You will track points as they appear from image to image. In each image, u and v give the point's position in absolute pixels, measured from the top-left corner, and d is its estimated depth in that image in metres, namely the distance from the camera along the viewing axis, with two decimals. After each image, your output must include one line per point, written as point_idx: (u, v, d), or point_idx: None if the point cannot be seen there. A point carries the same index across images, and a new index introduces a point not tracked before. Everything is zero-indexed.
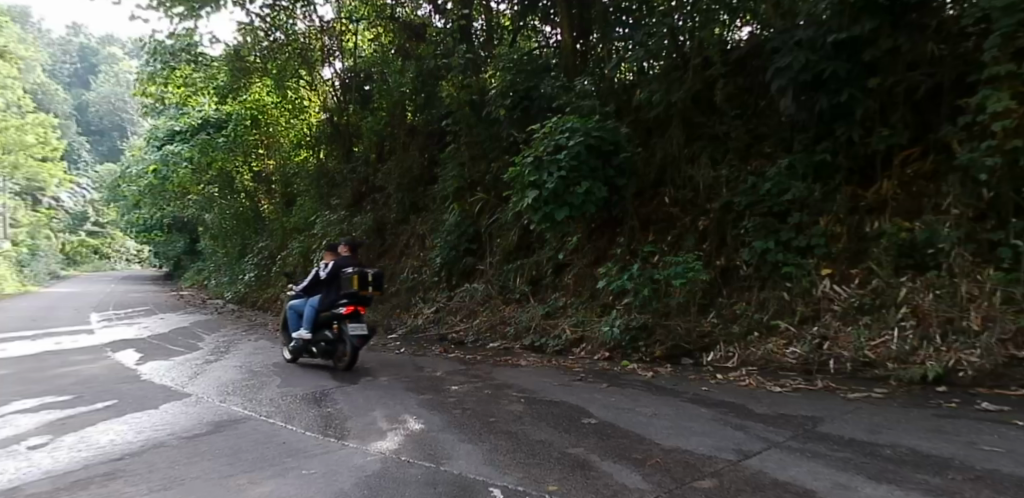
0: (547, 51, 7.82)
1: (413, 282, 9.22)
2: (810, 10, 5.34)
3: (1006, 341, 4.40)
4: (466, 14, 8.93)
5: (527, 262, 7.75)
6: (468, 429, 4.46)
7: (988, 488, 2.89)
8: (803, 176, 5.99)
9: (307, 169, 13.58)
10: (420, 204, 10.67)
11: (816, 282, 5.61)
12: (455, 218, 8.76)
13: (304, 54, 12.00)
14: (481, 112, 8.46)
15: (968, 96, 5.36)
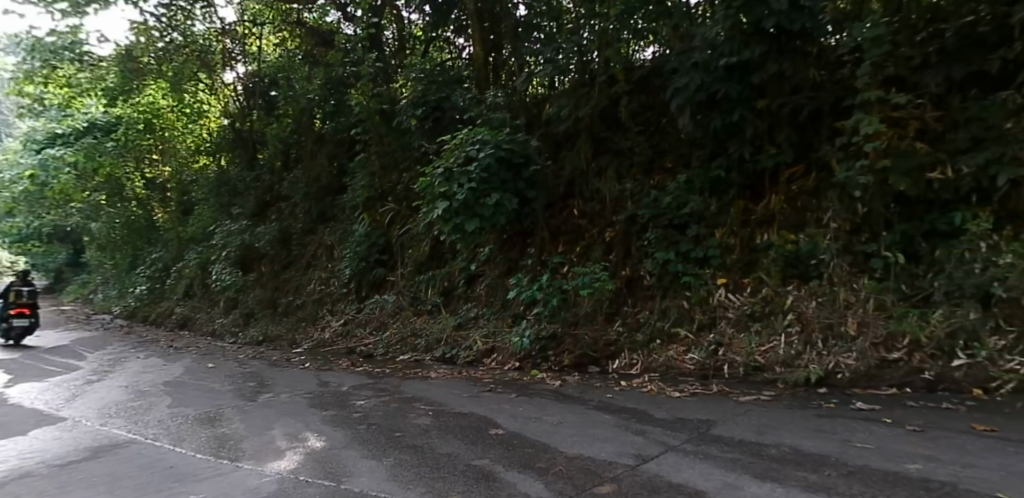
0: (459, 63, 7.96)
1: (320, 293, 8.98)
2: (706, 33, 5.63)
3: (877, 344, 4.85)
4: (376, 23, 8.77)
5: (439, 273, 7.72)
6: (373, 445, 4.37)
7: (861, 483, 3.13)
8: (700, 190, 6.30)
9: (207, 177, 12.99)
10: (328, 214, 10.33)
11: (712, 290, 5.91)
12: (365, 229, 8.61)
13: (203, 56, 11.67)
14: (392, 122, 8.45)
15: (844, 119, 5.81)
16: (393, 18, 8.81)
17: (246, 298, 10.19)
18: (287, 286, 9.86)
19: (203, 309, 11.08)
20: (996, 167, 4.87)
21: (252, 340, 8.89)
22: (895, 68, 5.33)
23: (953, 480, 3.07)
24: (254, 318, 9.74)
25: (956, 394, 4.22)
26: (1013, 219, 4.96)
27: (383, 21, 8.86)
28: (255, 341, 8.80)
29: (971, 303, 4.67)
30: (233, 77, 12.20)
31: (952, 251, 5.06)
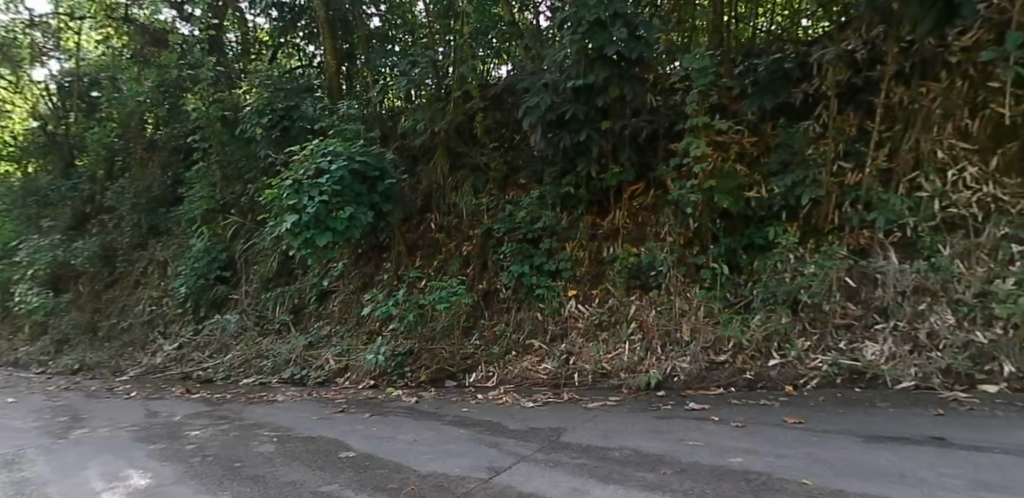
0: (308, 71, 7.64)
1: (151, 315, 8.43)
2: (555, 55, 5.91)
3: (707, 348, 5.35)
4: (216, 25, 8.48)
5: (289, 289, 7.39)
6: (208, 477, 4.01)
7: (692, 478, 3.36)
8: (552, 206, 6.55)
9: (10, 185, 11.41)
10: (162, 227, 9.64)
11: (564, 301, 6.14)
12: (204, 243, 8.08)
13: (7, 51, 10.48)
14: (234, 129, 7.83)
15: (676, 142, 6.32)
16: (236, 21, 8.52)
17: (58, 322, 9.24)
18: (109, 308, 9.18)
19: (4, 336, 9.89)
20: (798, 189, 5.58)
21: (66, 368, 7.90)
22: (719, 97, 5.94)
23: (769, 470, 3.40)
24: (69, 345, 8.82)
25: (772, 390, 4.80)
26: (814, 232, 5.71)
27: (225, 23, 8.58)
28: (70, 370, 7.82)
29: (782, 308, 5.37)
30: (45, 74, 11.07)
31: (767, 262, 5.70)
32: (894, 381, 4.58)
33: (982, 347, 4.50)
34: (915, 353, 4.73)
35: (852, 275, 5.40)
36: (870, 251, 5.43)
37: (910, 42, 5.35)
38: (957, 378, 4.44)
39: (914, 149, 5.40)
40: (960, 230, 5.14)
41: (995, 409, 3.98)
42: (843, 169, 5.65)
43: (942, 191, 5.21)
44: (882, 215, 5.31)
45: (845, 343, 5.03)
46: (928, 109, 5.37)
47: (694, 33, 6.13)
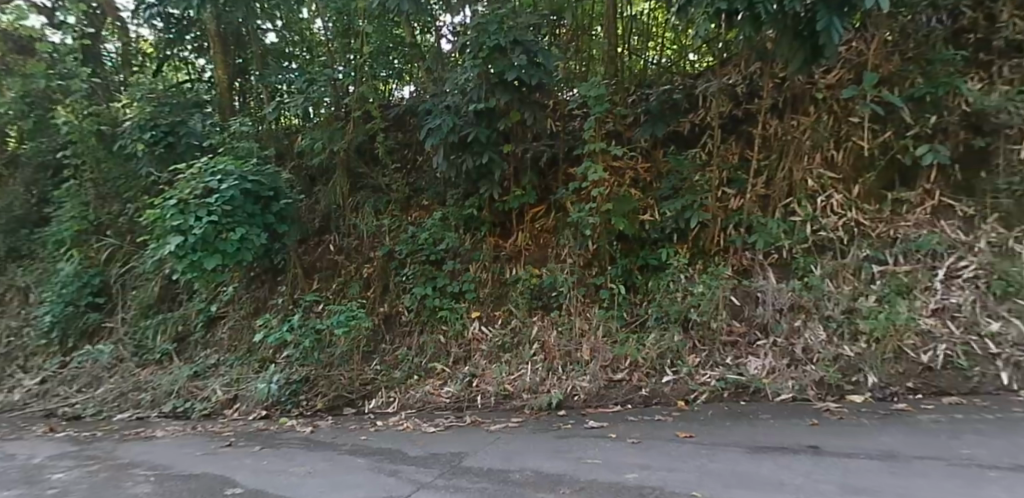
0: (197, 85, 7.20)
1: (8, 347, 7.62)
2: (457, 77, 5.89)
3: (606, 366, 5.47)
4: (92, 33, 8.12)
5: (172, 316, 6.93)
6: None
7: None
8: (455, 227, 6.54)
9: None
10: (24, 249, 8.83)
11: (468, 323, 6.10)
12: (72, 267, 7.44)
13: None
14: (112, 145, 7.28)
15: (575, 166, 6.54)
16: (116, 31, 8.21)
17: None
18: None
19: None
20: (688, 212, 5.87)
21: None
22: (614, 124, 6.18)
23: (662, 484, 3.50)
24: None
25: (665, 406, 5.00)
26: (702, 253, 6.03)
27: (103, 32, 8.28)
28: None
29: (674, 326, 5.61)
30: None
31: (661, 281, 5.94)
32: (774, 393, 4.90)
33: (849, 360, 4.94)
34: (792, 367, 5.08)
35: (736, 293, 5.74)
36: (752, 272, 5.79)
37: (783, 79, 5.92)
38: (828, 389, 4.84)
39: (788, 177, 5.81)
40: (830, 251, 5.59)
41: (861, 418, 4.40)
42: (726, 194, 6.01)
43: (813, 216, 5.66)
44: (761, 238, 5.68)
45: (731, 359, 5.32)
46: (799, 141, 5.79)
47: (591, 62, 6.39)
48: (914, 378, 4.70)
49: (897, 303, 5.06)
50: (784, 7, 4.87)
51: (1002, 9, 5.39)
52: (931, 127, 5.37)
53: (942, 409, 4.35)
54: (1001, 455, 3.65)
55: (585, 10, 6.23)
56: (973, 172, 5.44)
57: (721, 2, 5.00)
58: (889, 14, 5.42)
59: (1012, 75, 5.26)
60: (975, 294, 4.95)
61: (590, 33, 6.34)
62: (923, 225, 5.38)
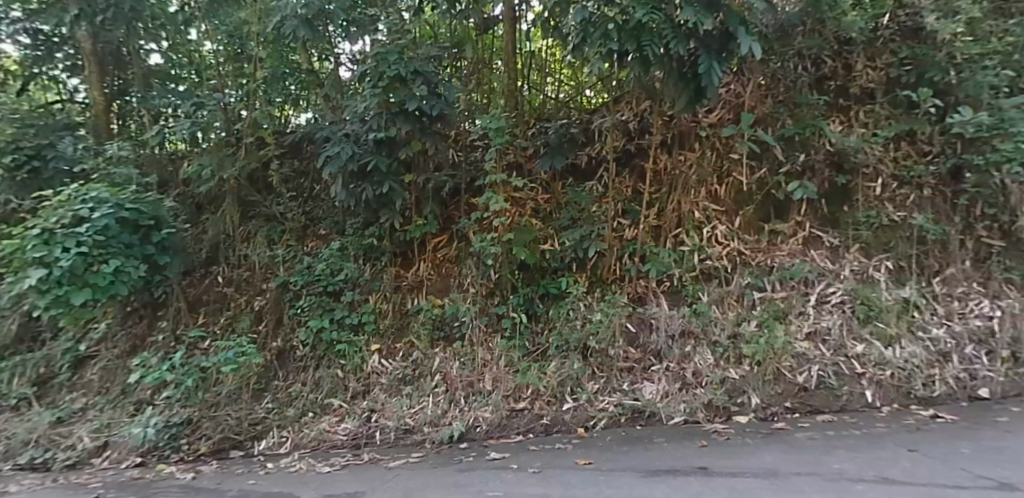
0: (70, 106, 6.72)
1: None
2: (356, 106, 5.81)
3: (508, 396, 5.47)
4: None
5: (30, 357, 6.15)
6: None
7: None
8: (354, 257, 6.38)
9: None
10: None
11: (367, 357, 5.90)
12: None
13: None
14: None
15: (477, 196, 6.59)
16: None
17: None
18: None
19: None
20: (586, 242, 6.04)
21: None
22: (516, 156, 6.33)
23: None
24: None
25: (566, 434, 5.07)
26: (600, 282, 6.15)
27: None
28: None
29: (574, 354, 5.68)
30: None
31: (561, 310, 5.98)
32: (668, 416, 5.09)
33: (735, 382, 5.21)
34: (683, 391, 5.29)
35: (632, 321, 5.89)
36: (646, 299, 5.98)
37: (671, 116, 6.19)
38: (716, 411, 5.09)
39: (677, 209, 6.12)
40: (716, 279, 5.90)
41: (746, 438, 4.63)
42: (622, 224, 6.21)
43: (700, 245, 5.97)
44: (655, 267, 5.91)
45: (628, 384, 5.46)
46: (687, 176, 6.13)
47: (493, 94, 6.50)
48: (792, 398, 5.07)
49: (775, 328, 5.41)
50: (670, 50, 5.26)
51: (856, 59, 5.97)
52: (800, 165, 5.88)
53: (816, 427, 4.69)
54: (866, 468, 3.94)
55: (485, 44, 6.35)
56: (837, 206, 5.95)
57: (613, 40, 5.19)
58: (761, 61, 5.97)
59: (866, 119, 5.88)
60: (842, 318, 5.40)
61: (491, 66, 6.45)
62: (796, 254, 5.81)
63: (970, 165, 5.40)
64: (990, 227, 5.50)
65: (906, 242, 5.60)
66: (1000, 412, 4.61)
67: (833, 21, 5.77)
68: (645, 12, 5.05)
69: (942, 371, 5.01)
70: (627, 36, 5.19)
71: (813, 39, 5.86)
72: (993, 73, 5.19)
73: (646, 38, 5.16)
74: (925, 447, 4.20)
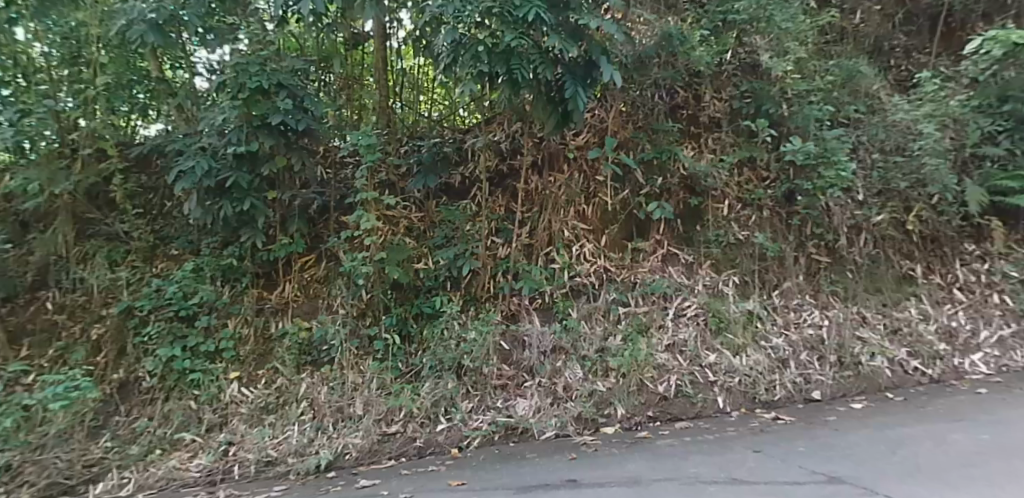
0: None
1: None
2: (212, 119, 5.41)
3: (380, 420, 5.28)
4: None
5: None
6: None
7: None
8: (211, 279, 5.90)
9: None
10: None
11: (225, 386, 5.51)
12: None
13: None
14: None
15: (347, 214, 6.41)
16: None
17: None
18: None
19: None
20: (460, 260, 6.03)
21: None
22: (387, 174, 6.27)
23: None
24: None
25: (439, 456, 4.98)
26: (473, 300, 6.10)
27: None
28: None
29: (448, 374, 5.58)
30: None
31: (435, 330, 5.85)
32: (540, 431, 5.16)
33: (602, 394, 5.39)
34: (554, 405, 5.39)
35: (505, 339, 5.89)
36: (519, 316, 6.03)
37: (541, 138, 6.38)
38: (585, 423, 5.22)
39: (548, 228, 6.27)
40: (584, 295, 6.10)
41: (612, 448, 4.79)
42: (495, 243, 6.27)
43: (569, 263, 6.17)
44: (527, 284, 6.02)
45: (501, 402, 5.47)
46: (556, 196, 6.30)
47: (363, 111, 6.42)
48: (653, 408, 5.32)
49: (638, 341, 5.68)
50: (538, 74, 5.38)
51: (705, 91, 6.52)
52: (658, 187, 6.34)
53: (674, 433, 4.96)
54: (718, 470, 4.20)
55: (354, 60, 6.30)
56: (691, 226, 6.41)
57: (482, 62, 5.19)
58: (623, 89, 6.29)
59: (714, 145, 6.43)
60: (697, 329, 5.78)
61: (363, 81, 6.37)
62: (656, 271, 6.17)
63: (801, 189, 6.05)
64: (817, 244, 6.19)
65: (750, 259, 6.14)
66: (829, 412, 5.10)
67: (684, 54, 6.12)
68: (513, 37, 5.13)
69: (782, 376, 5.48)
70: (497, 58, 5.21)
71: (667, 71, 6.25)
72: (817, 107, 6.02)
73: (516, 62, 5.21)
74: (768, 448, 4.56)
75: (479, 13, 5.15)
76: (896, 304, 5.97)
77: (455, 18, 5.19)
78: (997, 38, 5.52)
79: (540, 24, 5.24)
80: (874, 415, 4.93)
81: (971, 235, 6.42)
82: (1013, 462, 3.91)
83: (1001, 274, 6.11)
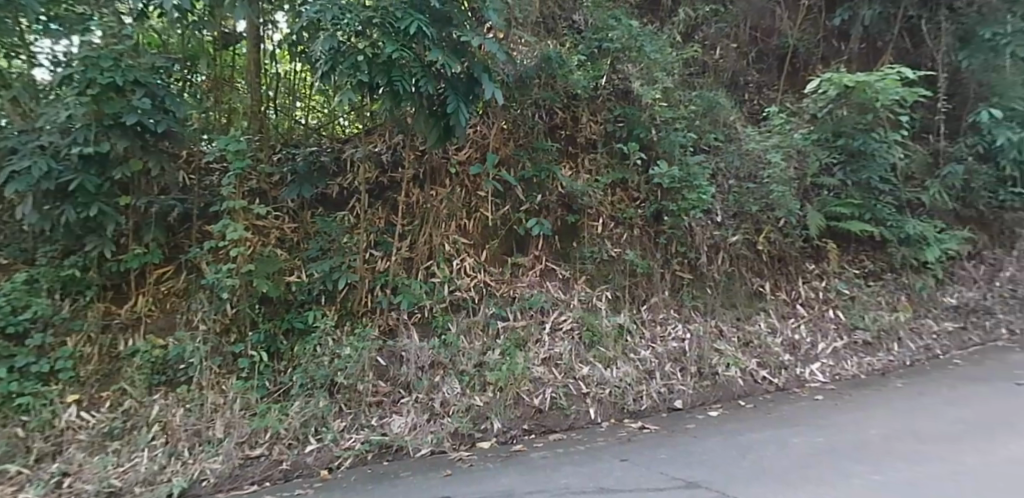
0: None
1: None
2: (51, 115, 4.95)
3: (242, 443, 4.95)
4: None
5: None
6: None
7: None
8: (46, 292, 5.31)
9: None
10: None
11: (61, 410, 4.93)
12: None
13: None
14: None
15: (212, 223, 6.05)
16: None
17: None
18: None
19: None
20: (335, 273, 5.85)
21: None
22: (258, 183, 6.02)
23: None
24: None
25: (306, 478, 4.73)
26: (349, 315, 5.90)
27: None
28: None
29: (320, 392, 5.34)
30: None
31: (307, 346, 5.61)
32: (414, 449, 5.04)
33: (479, 409, 5.38)
34: (431, 421, 5.30)
35: (382, 354, 5.74)
36: (397, 332, 5.90)
37: (423, 151, 6.36)
38: (461, 439, 5.18)
39: (429, 242, 6.24)
40: (463, 309, 6.09)
41: (486, 462, 4.79)
42: (373, 256, 6.13)
43: (449, 277, 6.15)
44: (405, 298, 5.91)
45: (376, 420, 5.30)
46: (437, 210, 6.31)
47: (233, 115, 6.12)
48: (529, 421, 5.38)
49: (515, 355, 5.75)
50: (419, 88, 5.33)
51: (581, 113, 6.80)
52: (537, 204, 6.53)
53: (547, 446, 5.04)
54: (587, 480, 4.31)
55: (225, 60, 5.96)
56: (568, 242, 6.62)
57: (363, 72, 5.03)
58: (504, 107, 6.45)
59: (590, 166, 6.74)
60: (571, 343, 5.95)
61: (233, 84, 6.10)
62: (534, 286, 6.31)
63: (667, 210, 6.52)
64: (681, 262, 6.59)
65: (621, 274, 6.45)
66: (688, 420, 5.40)
67: (562, 77, 6.48)
68: (394, 48, 5.05)
69: (648, 387, 5.76)
70: (377, 69, 5.10)
71: (545, 92, 6.55)
72: (681, 135, 6.52)
73: (397, 74, 5.14)
74: (633, 456, 4.75)
75: (359, 22, 5.03)
76: (748, 318, 6.48)
77: (334, 25, 5.02)
78: (832, 79, 6.18)
79: (422, 38, 5.23)
80: (728, 422, 5.28)
81: (811, 256, 7.11)
82: (842, 462, 4.28)
83: (836, 291, 6.82)
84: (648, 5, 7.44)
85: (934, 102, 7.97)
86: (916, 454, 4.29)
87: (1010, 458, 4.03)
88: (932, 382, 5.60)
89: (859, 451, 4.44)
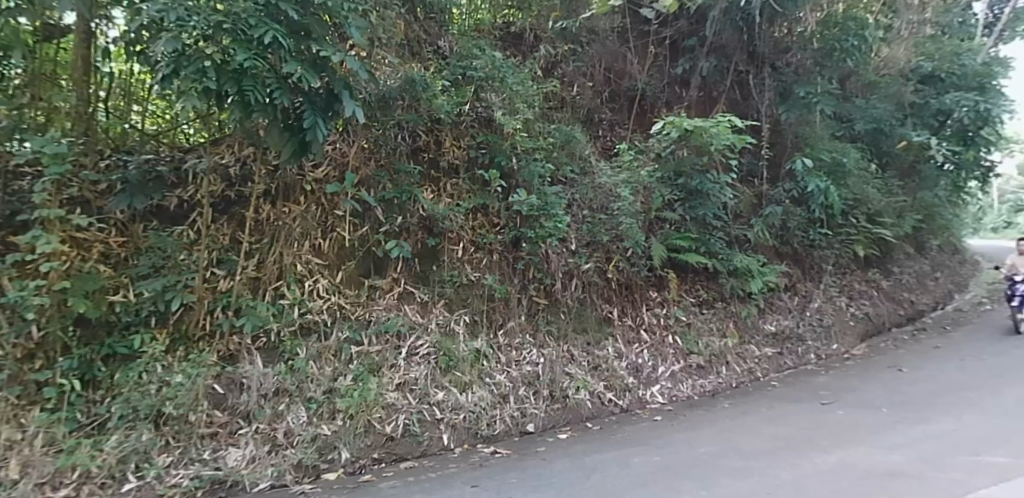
0: None
1: None
2: None
3: (42, 485, 4.33)
4: None
5: None
6: None
7: None
8: None
9: None
10: None
11: None
12: None
13: None
14: None
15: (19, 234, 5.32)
16: None
17: None
18: None
19: None
20: (168, 293, 5.38)
21: None
22: (79, 190, 5.41)
23: None
24: None
25: None
26: (183, 339, 5.45)
27: None
28: None
29: (143, 424, 4.79)
30: None
31: (129, 374, 5.04)
32: (252, 483, 4.72)
33: (326, 438, 5.13)
34: (271, 453, 4.98)
35: (220, 382, 5.31)
36: (238, 357, 5.52)
37: (276, 167, 6.12)
38: (305, 471, 4.93)
39: (279, 261, 5.93)
40: (313, 333, 5.82)
41: (331, 495, 4.56)
42: (214, 275, 5.73)
43: (300, 299, 5.85)
44: (249, 321, 5.48)
45: (208, 453, 4.89)
46: (290, 227, 6.02)
47: (54, 114, 5.42)
48: (379, 449, 5.24)
49: (368, 381, 5.56)
50: (273, 100, 5.00)
51: (444, 138, 6.86)
52: (397, 226, 6.47)
53: (397, 475, 4.91)
54: None
55: (44, 53, 5.29)
56: (427, 265, 6.60)
57: (209, 79, 4.60)
58: (364, 126, 6.39)
59: (452, 190, 6.83)
60: (427, 368, 5.86)
61: (55, 81, 5.40)
62: (391, 309, 6.19)
63: (526, 237, 6.73)
64: (537, 287, 6.80)
65: (479, 299, 6.52)
66: (539, 443, 5.52)
67: (426, 101, 6.50)
68: (247, 57, 4.70)
69: (501, 411, 5.82)
70: (226, 77, 4.71)
71: (409, 114, 6.56)
72: (540, 165, 6.80)
73: (247, 83, 4.77)
74: (483, 482, 4.72)
75: (207, 26, 4.66)
76: (598, 343, 6.78)
77: (179, 26, 4.60)
78: (673, 122, 6.70)
79: (278, 48, 4.93)
80: (575, 444, 5.45)
81: (654, 284, 7.61)
82: (676, 479, 4.52)
83: (674, 317, 7.32)
84: (512, 38, 7.98)
85: (758, 149, 8.88)
86: (739, 470, 4.63)
87: (816, 470, 4.43)
88: (755, 403, 6.17)
89: (691, 469, 4.72)
